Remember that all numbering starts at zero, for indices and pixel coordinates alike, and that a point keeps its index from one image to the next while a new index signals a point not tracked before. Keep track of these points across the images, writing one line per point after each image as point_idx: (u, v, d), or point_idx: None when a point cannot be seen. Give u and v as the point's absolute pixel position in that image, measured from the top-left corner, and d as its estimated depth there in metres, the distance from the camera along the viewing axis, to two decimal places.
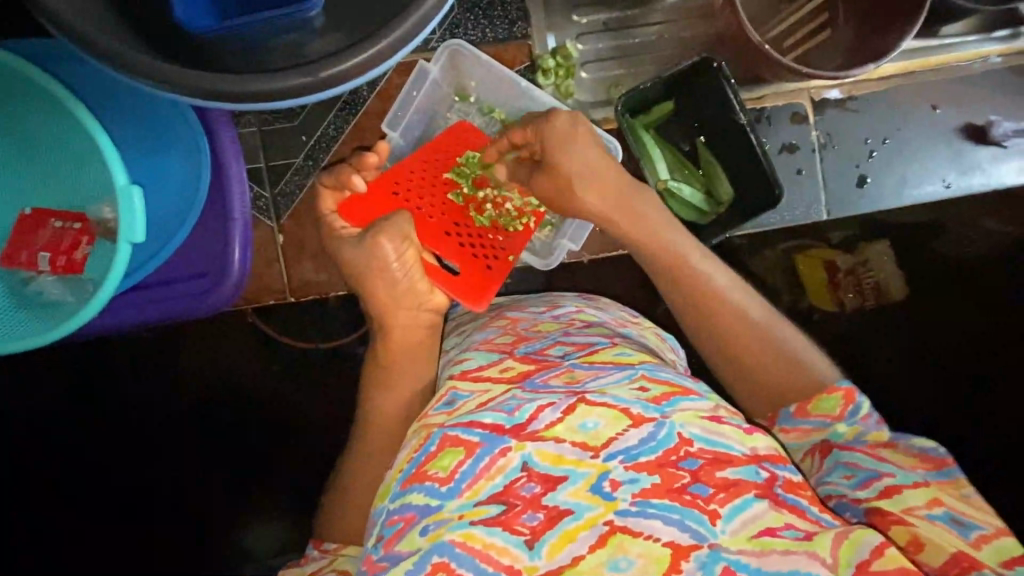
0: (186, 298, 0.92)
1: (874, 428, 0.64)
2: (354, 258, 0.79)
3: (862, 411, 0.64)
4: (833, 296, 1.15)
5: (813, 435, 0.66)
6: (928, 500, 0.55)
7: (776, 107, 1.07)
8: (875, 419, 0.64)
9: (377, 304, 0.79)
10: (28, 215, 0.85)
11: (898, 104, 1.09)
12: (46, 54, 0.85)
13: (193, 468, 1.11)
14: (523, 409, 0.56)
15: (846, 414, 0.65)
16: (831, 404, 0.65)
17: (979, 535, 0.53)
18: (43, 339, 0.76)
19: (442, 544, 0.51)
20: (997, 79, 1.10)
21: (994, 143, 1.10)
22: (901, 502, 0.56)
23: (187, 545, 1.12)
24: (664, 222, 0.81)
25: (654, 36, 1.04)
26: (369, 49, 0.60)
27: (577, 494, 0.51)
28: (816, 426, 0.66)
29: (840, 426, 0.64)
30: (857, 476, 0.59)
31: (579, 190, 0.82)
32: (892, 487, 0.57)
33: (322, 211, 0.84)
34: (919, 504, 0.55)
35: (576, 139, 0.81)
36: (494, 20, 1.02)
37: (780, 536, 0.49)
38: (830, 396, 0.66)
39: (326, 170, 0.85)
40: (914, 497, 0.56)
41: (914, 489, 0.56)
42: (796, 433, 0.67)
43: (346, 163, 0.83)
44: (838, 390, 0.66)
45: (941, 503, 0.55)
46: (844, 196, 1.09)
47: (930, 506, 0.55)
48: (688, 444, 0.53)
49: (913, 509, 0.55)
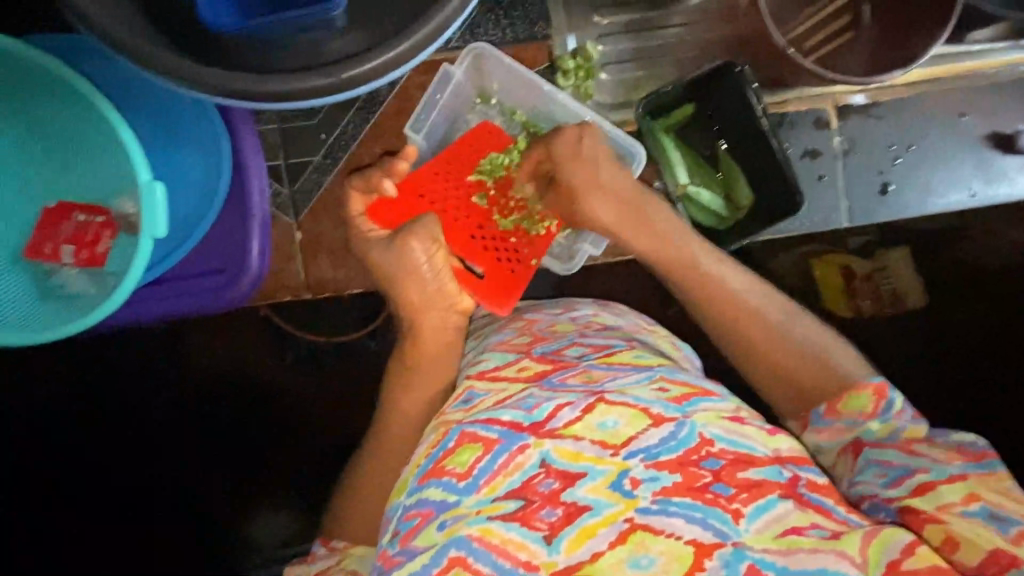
0: (202, 293, 0.92)
1: (909, 422, 0.62)
2: (385, 263, 0.80)
3: (896, 407, 0.63)
4: (848, 303, 1.12)
5: (842, 435, 0.65)
6: (964, 496, 0.54)
7: (799, 111, 1.06)
8: (910, 414, 0.63)
9: (405, 306, 0.80)
10: (52, 208, 0.86)
11: (923, 111, 1.08)
12: (70, 50, 0.86)
13: (194, 468, 1.12)
14: (541, 408, 0.55)
15: (878, 410, 0.63)
16: (862, 402, 0.64)
17: (1017, 531, 0.51)
18: (64, 331, 0.76)
19: (459, 539, 0.50)
20: (1021, 87, 1.08)
21: (1022, 151, 1.09)
22: (936, 499, 0.54)
23: (184, 543, 1.12)
24: (676, 231, 0.82)
25: (672, 39, 1.03)
26: (389, 52, 0.60)
27: (596, 490, 0.51)
28: (843, 426, 0.64)
29: (872, 423, 0.63)
30: (890, 475, 0.58)
31: (589, 207, 0.83)
32: (927, 483, 0.56)
33: (352, 213, 0.84)
34: (955, 500, 0.54)
35: (583, 155, 0.82)
36: (515, 21, 1.01)
37: (806, 535, 0.49)
38: (858, 394, 0.64)
39: (355, 173, 0.85)
40: (949, 492, 0.54)
41: (949, 483, 0.55)
42: (828, 433, 0.65)
43: (376, 168, 0.83)
44: (867, 388, 0.64)
45: (978, 498, 0.54)
46: (867, 205, 1.08)
47: (968, 501, 0.54)
48: (711, 444, 0.53)
49: (948, 506, 0.54)
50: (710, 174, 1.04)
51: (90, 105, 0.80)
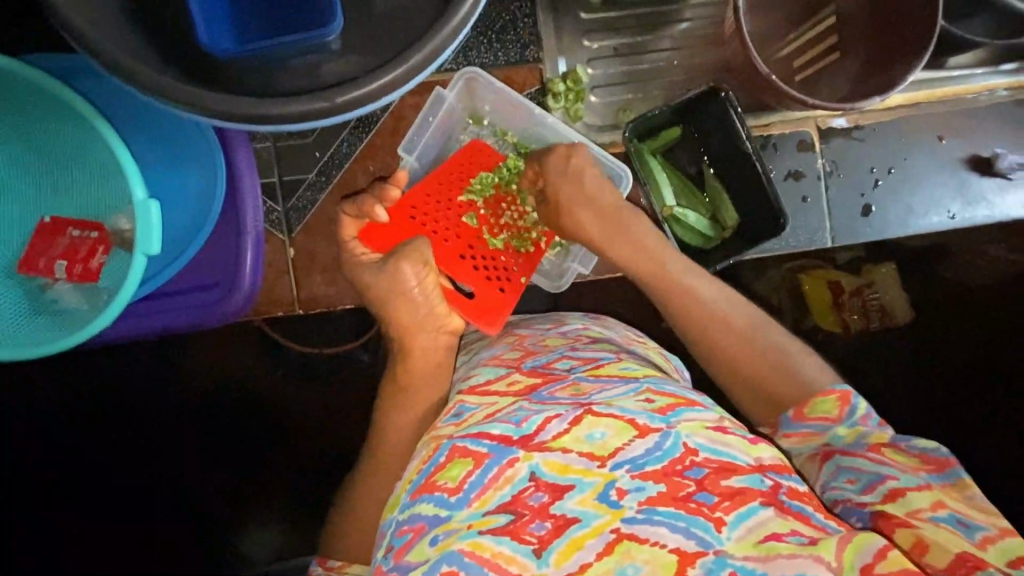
0: (196, 308, 0.93)
1: (876, 428, 0.63)
2: (376, 284, 0.81)
3: (860, 412, 0.63)
4: (837, 318, 1.15)
5: (812, 440, 0.65)
6: (932, 502, 0.54)
7: (782, 134, 1.09)
8: (876, 419, 0.63)
9: (397, 327, 0.81)
10: (47, 224, 0.87)
11: (903, 134, 1.11)
12: (74, 73, 0.88)
13: (193, 469, 1.12)
14: (531, 421, 0.57)
15: (843, 416, 0.64)
16: (827, 406, 0.65)
17: (983, 537, 0.51)
18: (59, 346, 0.76)
19: (451, 554, 0.51)
20: (1000, 110, 1.11)
21: (1000, 174, 1.11)
22: (905, 505, 0.55)
23: (186, 544, 1.13)
24: (659, 245, 0.83)
25: (663, 62, 1.06)
26: (386, 75, 0.61)
27: (584, 502, 0.52)
28: (812, 431, 0.65)
29: (839, 429, 0.64)
30: (861, 481, 0.59)
31: (576, 217, 0.85)
32: (896, 490, 0.56)
33: (345, 236, 0.86)
34: (923, 506, 0.54)
35: (574, 170, 0.85)
36: (506, 43, 1.04)
37: (785, 541, 0.49)
38: (824, 398, 0.65)
39: (348, 198, 0.85)
40: (918, 499, 0.55)
41: (917, 491, 0.55)
42: (797, 438, 0.67)
43: (370, 194, 0.83)
44: (833, 393, 0.65)
45: (945, 505, 0.54)
46: (851, 227, 1.11)
47: (935, 508, 0.54)
48: (694, 454, 0.54)
49: (917, 512, 0.54)
50: (697, 195, 1.06)
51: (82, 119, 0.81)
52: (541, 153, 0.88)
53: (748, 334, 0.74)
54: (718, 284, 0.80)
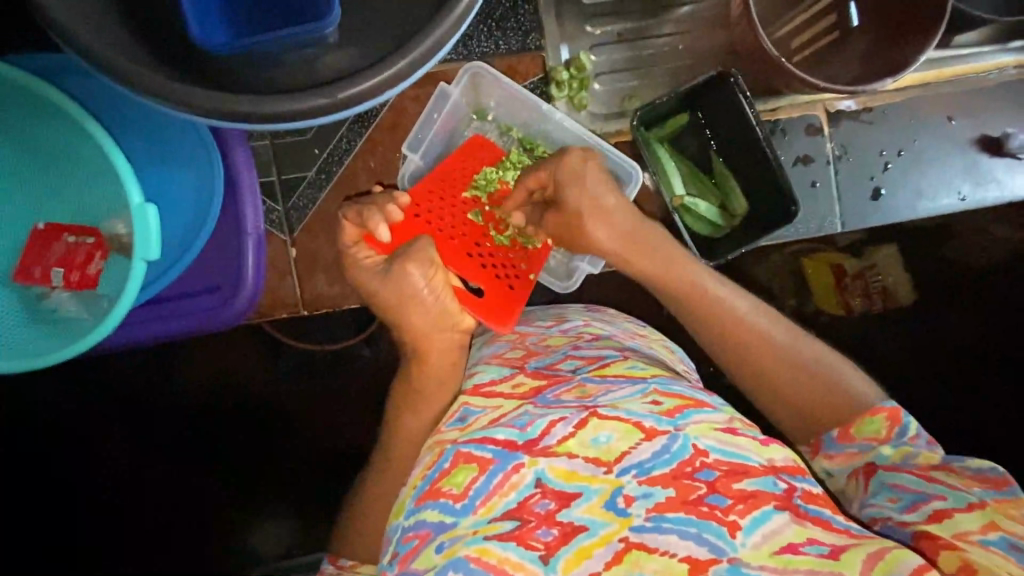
0: (197, 313, 0.92)
1: (925, 448, 0.61)
2: (384, 293, 0.79)
3: (910, 433, 0.62)
4: (839, 301, 1.16)
5: (854, 459, 0.64)
6: (983, 524, 0.53)
7: (790, 118, 1.06)
8: (926, 440, 0.62)
9: (410, 333, 0.79)
10: (41, 230, 0.85)
11: (914, 115, 1.08)
12: (55, 71, 0.85)
13: (195, 477, 1.11)
14: (535, 425, 0.56)
15: (893, 435, 0.63)
16: (876, 426, 0.63)
17: None
18: (62, 355, 0.75)
19: (457, 560, 0.50)
20: (1010, 89, 1.09)
21: (1008, 154, 1.09)
22: (952, 527, 0.54)
23: (187, 545, 1.12)
24: (678, 253, 0.80)
25: (665, 48, 1.04)
26: (386, 70, 0.60)
27: (592, 510, 0.51)
28: (856, 451, 0.64)
29: (886, 447, 0.62)
30: (904, 500, 0.58)
31: (594, 233, 0.81)
32: (944, 511, 0.55)
33: (345, 242, 0.82)
34: (973, 529, 0.53)
35: (588, 177, 0.81)
36: (507, 32, 1.01)
37: (803, 553, 0.48)
38: (873, 418, 0.64)
39: (350, 202, 0.83)
40: (968, 521, 0.53)
41: (968, 512, 0.54)
42: (841, 458, 0.65)
43: (377, 206, 0.80)
44: (882, 411, 0.64)
45: (997, 528, 0.52)
46: (860, 211, 1.08)
47: (985, 530, 0.52)
48: (705, 455, 0.53)
49: (966, 534, 0.53)
50: (705, 181, 1.05)
51: (77, 124, 0.79)
52: (551, 158, 0.83)
53: (779, 344, 0.72)
54: (736, 288, 0.78)
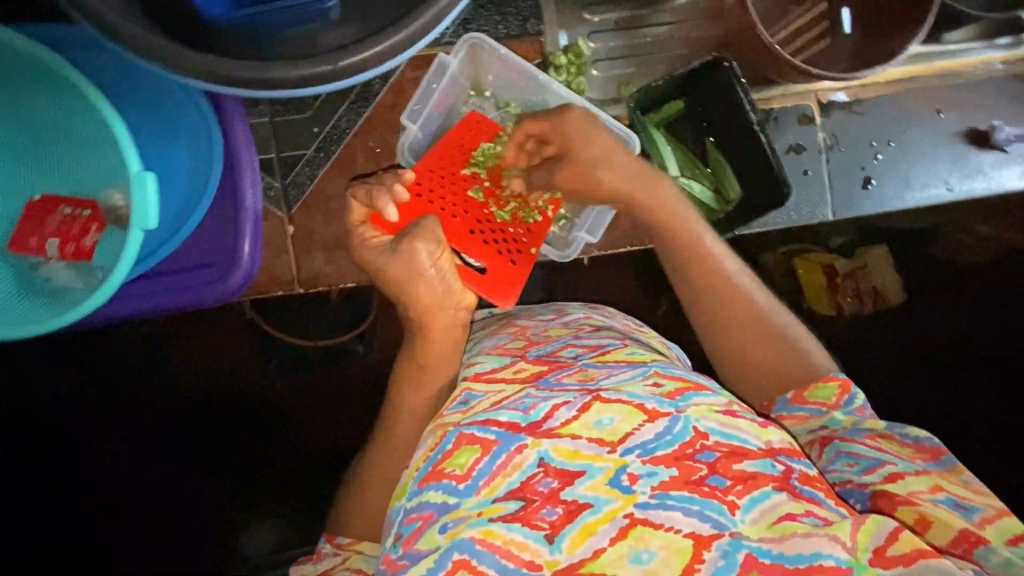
0: (194, 287, 0.90)
1: (870, 417, 0.65)
2: (389, 267, 0.78)
3: (857, 402, 0.66)
4: (832, 301, 1.16)
5: (807, 423, 0.67)
6: (930, 485, 0.56)
7: (783, 108, 1.08)
8: (871, 411, 0.65)
9: (416, 310, 0.77)
10: (38, 201, 0.84)
11: (902, 107, 1.10)
12: (66, 41, 0.85)
13: (190, 475, 1.12)
14: (538, 408, 0.57)
15: (842, 402, 0.66)
16: (827, 392, 0.66)
17: (982, 517, 0.53)
18: (55, 324, 0.74)
19: (462, 542, 0.51)
20: (999, 84, 1.11)
21: (996, 147, 1.10)
22: (904, 487, 0.57)
23: (186, 546, 1.12)
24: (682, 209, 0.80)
25: (663, 37, 1.04)
26: (391, 38, 0.59)
27: (595, 487, 0.52)
28: (808, 413, 0.67)
29: (837, 413, 0.65)
30: (861, 463, 0.60)
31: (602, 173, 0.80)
32: (896, 473, 0.58)
33: (353, 221, 0.82)
34: (922, 489, 0.56)
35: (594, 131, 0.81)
36: (507, 16, 1.02)
37: (801, 521, 0.50)
38: (825, 384, 0.67)
39: (354, 183, 0.83)
40: (917, 482, 0.57)
41: (916, 476, 0.57)
42: (794, 420, 0.68)
43: (382, 188, 0.80)
44: (834, 380, 0.67)
45: (944, 489, 0.56)
46: (851, 200, 1.09)
47: (933, 490, 0.56)
48: (705, 437, 0.54)
49: (917, 494, 0.56)
50: (699, 168, 1.06)
51: (79, 94, 0.79)
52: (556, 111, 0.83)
53: (766, 319, 0.73)
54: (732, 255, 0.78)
